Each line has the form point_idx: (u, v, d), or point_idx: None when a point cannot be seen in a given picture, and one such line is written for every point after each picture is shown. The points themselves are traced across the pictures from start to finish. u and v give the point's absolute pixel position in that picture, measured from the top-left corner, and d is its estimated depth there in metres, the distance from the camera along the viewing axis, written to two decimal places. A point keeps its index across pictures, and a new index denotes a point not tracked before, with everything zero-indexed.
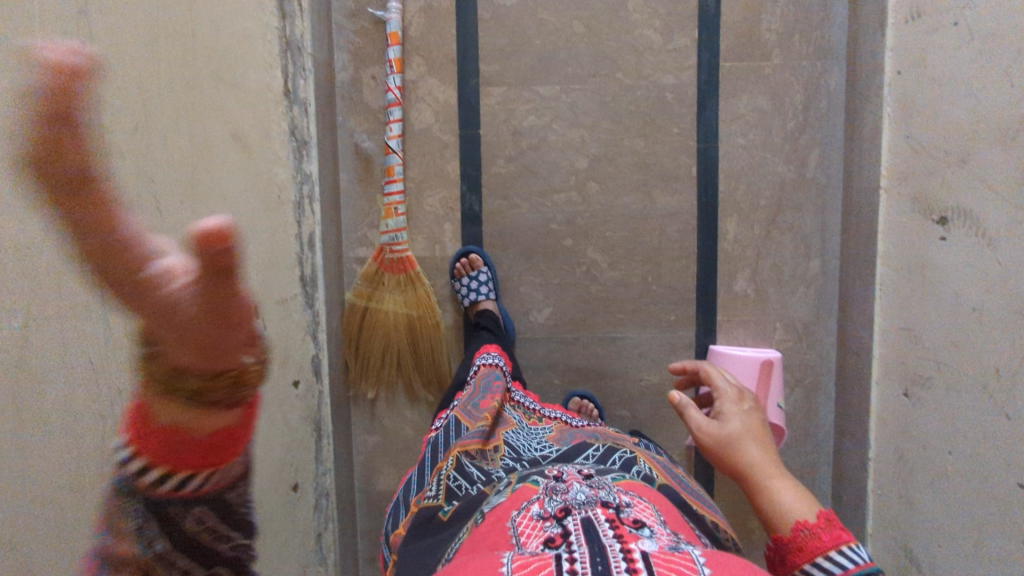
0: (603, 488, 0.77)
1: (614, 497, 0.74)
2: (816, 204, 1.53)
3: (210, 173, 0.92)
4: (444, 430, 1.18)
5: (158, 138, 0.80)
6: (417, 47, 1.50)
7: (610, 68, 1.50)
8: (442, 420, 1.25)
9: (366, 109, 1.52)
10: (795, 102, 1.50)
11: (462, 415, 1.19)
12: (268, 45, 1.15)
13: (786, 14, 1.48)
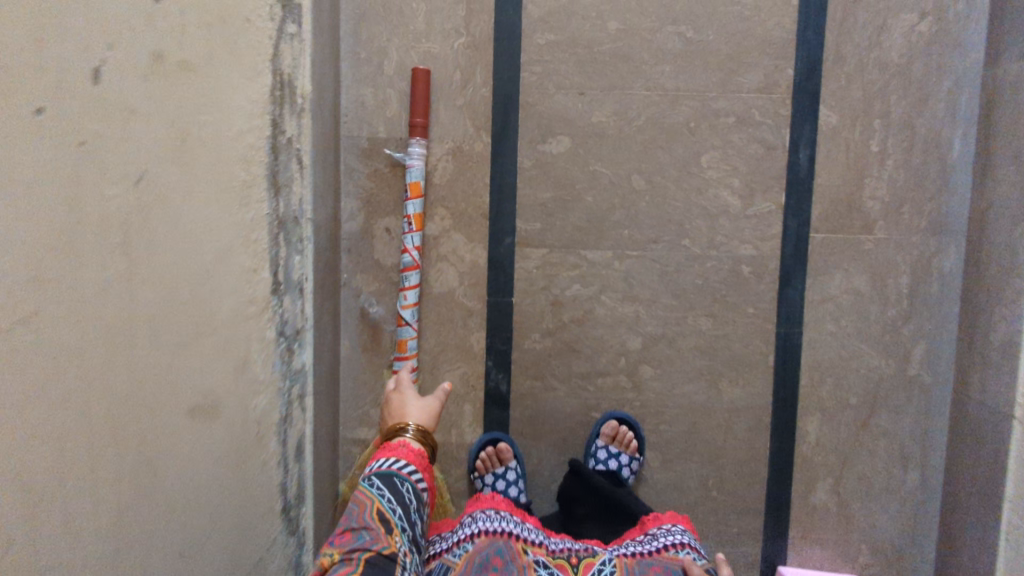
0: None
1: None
2: (918, 407, 1.25)
3: (158, 477, 0.73)
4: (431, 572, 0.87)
5: (33, 463, 0.57)
6: (442, 198, 1.24)
7: (674, 232, 1.23)
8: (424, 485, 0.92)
9: (376, 266, 1.26)
10: (900, 284, 1.23)
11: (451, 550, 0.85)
12: (253, 245, 0.89)
13: (895, 180, 1.20)
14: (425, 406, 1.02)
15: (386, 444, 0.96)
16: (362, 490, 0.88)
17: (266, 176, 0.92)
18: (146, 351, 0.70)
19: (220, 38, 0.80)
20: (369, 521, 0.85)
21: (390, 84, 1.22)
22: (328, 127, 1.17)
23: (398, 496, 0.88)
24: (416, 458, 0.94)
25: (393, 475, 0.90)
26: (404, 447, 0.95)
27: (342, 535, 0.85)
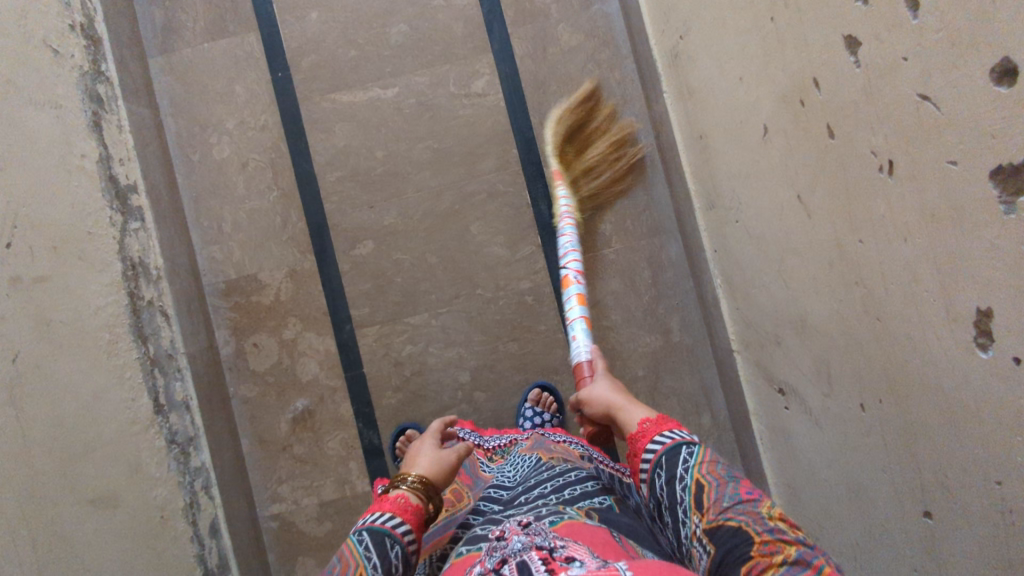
0: (541, 533, 0.69)
1: (550, 542, 0.67)
2: (690, 365, 1.60)
3: (77, 538, 1.05)
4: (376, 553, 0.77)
5: None
6: (291, 310, 1.62)
7: (468, 287, 1.61)
8: (396, 520, 0.82)
9: (254, 374, 1.61)
10: (644, 278, 1.60)
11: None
12: (127, 381, 1.24)
13: (614, 205, 1.61)
14: (610, 390, 1.00)
15: (380, 496, 0.87)
16: (349, 545, 0.79)
17: (130, 331, 1.29)
18: (46, 452, 1.03)
19: (72, 253, 1.18)
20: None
21: (232, 238, 1.62)
22: (188, 283, 1.55)
23: (386, 561, 0.77)
24: (405, 512, 0.84)
25: (385, 533, 0.79)
26: (400, 499, 0.86)
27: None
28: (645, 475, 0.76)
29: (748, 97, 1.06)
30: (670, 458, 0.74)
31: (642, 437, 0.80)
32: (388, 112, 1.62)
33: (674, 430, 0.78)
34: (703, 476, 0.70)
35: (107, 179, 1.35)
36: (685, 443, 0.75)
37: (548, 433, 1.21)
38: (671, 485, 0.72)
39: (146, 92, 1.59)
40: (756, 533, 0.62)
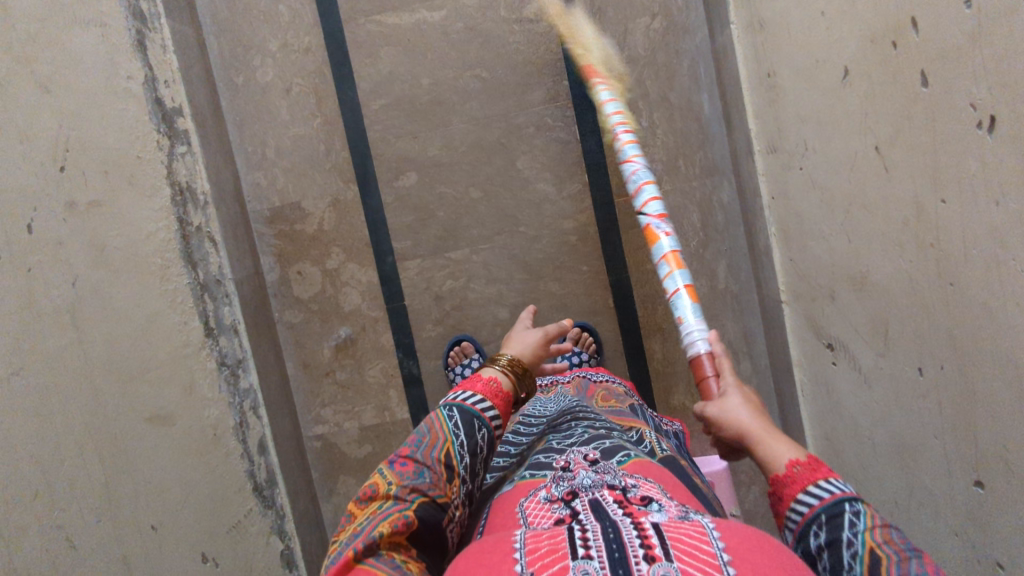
0: (611, 472, 0.75)
1: (622, 481, 0.73)
2: (733, 312, 1.57)
3: (138, 456, 1.09)
4: (461, 431, 0.81)
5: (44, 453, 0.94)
6: (334, 239, 1.62)
7: (512, 224, 1.59)
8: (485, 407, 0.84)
9: (298, 301, 1.64)
10: (693, 222, 1.55)
11: (464, 477, 0.80)
12: (179, 305, 1.27)
13: (667, 143, 1.54)
14: (749, 408, 0.76)
15: (473, 374, 0.90)
16: (439, 418, 0.82)
17: (180, 254, 1.31)
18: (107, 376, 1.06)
19: (121, 178, 1.18)
20: (433, 460, 0.77)
21: (276, 165, 1.61)
22: (233, 209, 1.56)
23: (472, 441, 0.80)
24: (496, 397, 0.86)
25: (474, 415, 0.82)
26: (493, 382, 0.88)
27: (405, 462, 0.77)
28: (793, 528, 0.64)
29: (829, 33, 0.97)
30: (831, 518, 0.60)
31: (789, 486, 0.65)
32: (436, 37, 1.55)
33: (833, 480, 0.63)
34: (878, 548, 0.57)
35: (153, 101, 1.33)
36: (847, 500, 0.61)
37: (588, 377, 1.33)
38: (833, 549, 0.59)
39: (189, 8, 1.54)
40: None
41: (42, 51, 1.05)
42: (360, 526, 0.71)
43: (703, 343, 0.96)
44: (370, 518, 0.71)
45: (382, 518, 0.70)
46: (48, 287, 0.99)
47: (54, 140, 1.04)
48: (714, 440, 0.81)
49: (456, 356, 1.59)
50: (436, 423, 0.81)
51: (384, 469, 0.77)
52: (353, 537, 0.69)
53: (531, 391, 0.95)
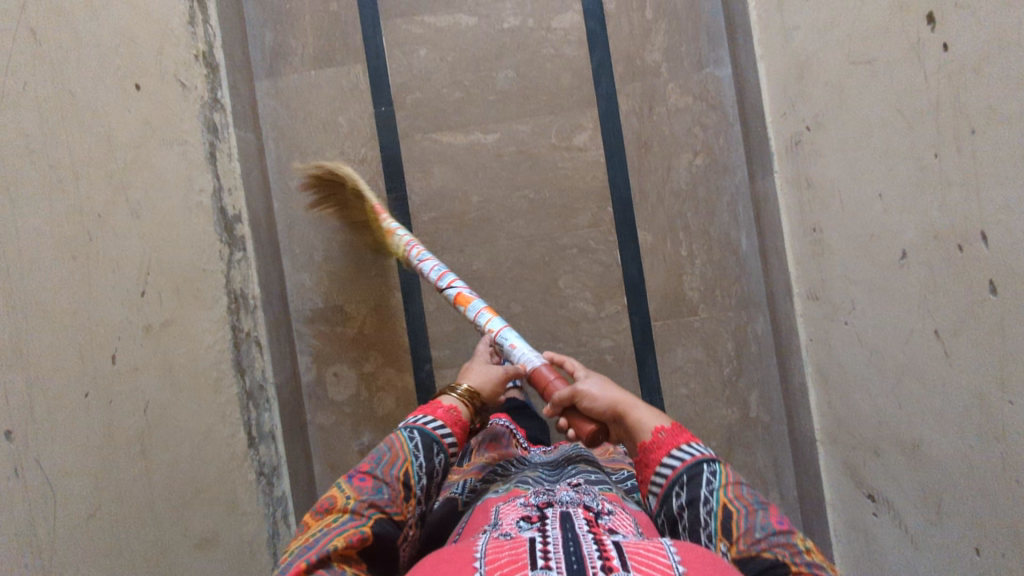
0: (589, 494, 0.84)
1: (600, 503, 0.82)
2: (764, 441, 1.60)
3: None
4: (419, 450, 0.88)
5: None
6: (374, 344, 1.64)
7: (551, 340, 1.62)
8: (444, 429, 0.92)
9: (332, 403, 1.64)
10: (728, 349, 1.60)
11: (417, 495, 0.86)
12: (228, 418, 1.27)
13: (705, 273, 1.60)
14: (604, 386, 0.93)
15: (434, 400, 0.97)
16: (400, 438, 0.88)
17: (232, 364, 1.32)
18: (166, 505, 1.04)
19: (187, 296, 1.19)
20: (391, 478, 0.84)
21: (322, 268, 1.64)
22: (279, 311, 1.58)
23: (430, 464, 0.88)
24: (455, 423, 0.94)
25: (433, 438, 0.89)
26: (452, 411, 0.95)
27: (363, 478, 0.83)
28: (657, 491, 0.81)
29: (889, 216, 1.04)
30: (692, 478, 0.78)
31: (655, 451, 0.83)
32: (488, 158, 1.62)
33: (690, 444, 0.83)
34: (731, 503, 0.76)
35: (218, 211, 1.36)
36: (706, 462, 0.80)
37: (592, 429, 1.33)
38: (693, 507, 0.77)
39: (252, 116, 1.59)
40: (791, 564, 0.70)
41: (134, 178, 1.08)
42: (314, 538, 0.75)
43: (538, 358, 1.09)
44: (325, 531, 0.76)
45: (338, 532, 0.76)
46: (122, 422, 0.96)
47: (138, 268, 1.04)
48: (578, 430, 0.94)
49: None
50: (397, 440, 0.88)
51: (342, 483, 0.83)
52: (306, 549, 0.74)
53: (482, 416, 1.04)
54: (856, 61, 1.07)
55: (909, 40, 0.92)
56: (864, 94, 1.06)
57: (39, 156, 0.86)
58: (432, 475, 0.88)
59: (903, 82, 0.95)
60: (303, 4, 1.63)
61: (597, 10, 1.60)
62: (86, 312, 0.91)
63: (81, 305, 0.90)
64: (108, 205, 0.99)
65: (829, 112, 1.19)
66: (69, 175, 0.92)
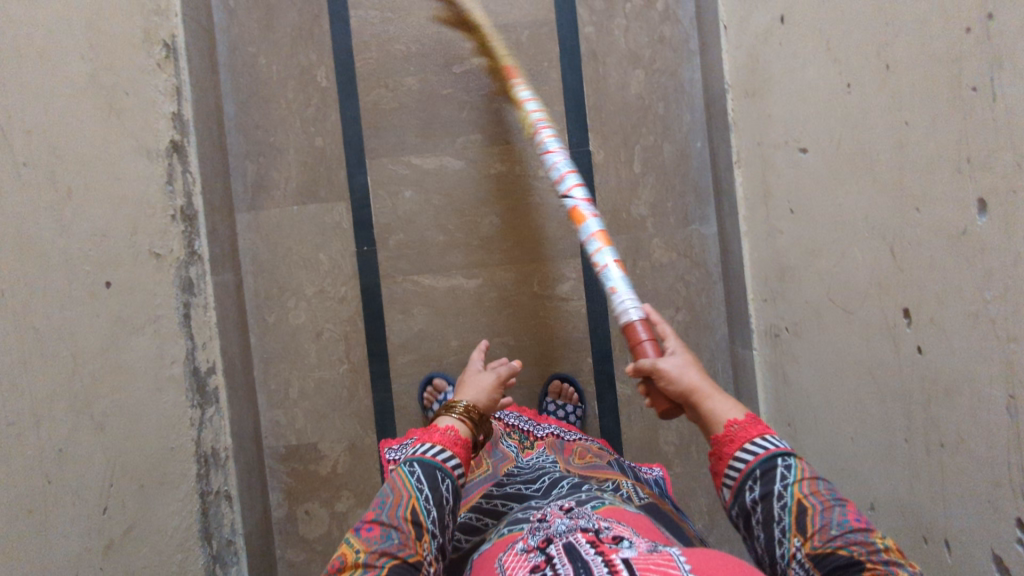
0: (584, 518, 0.83)
1: (596, 523, 0.81)
2: None
3: None
4: (423, 484, 0.85)
5: None
6: (346, 482, 1.62)
7: None
8: (446, 454, 0.89)
9: (303, 540, 1.62)
10: (700, 505, 1.59)
11: (431, 531, 0.83)
12: None
13: (682, 428, 1.59)
14: (683, 363, 0.87)
15: (431, 424, 0.93)
16: (401, 476, 0.86)
17: (199, 534, 1.31)
18: None
19: (152, 486, 1.18)
20: (400, 520, 0.82)
21: (297, 404, 1.62)
22: (251, 452, 1.56)
23: (437, 494, 0.85)
24: (455, 445, 0.91)
25: (437, 466, 0.87)
26: (451, 433, 0.92)
27: (371, 527, 0.81)
28: (730, 483, 0.77)
29: (861, 467, 1.03)
30: (765, 472, 0.75)
31: (729, 444, 0.79)
32: (469, 302, 1.60)
33: (766, 437, 0.78)
34: (806, 498, 0.72)
35: (191, 374, 1.34)
36: (781, 455, 0.76)
37: (563, 435, 1.38)
38: (767, 501, 0.74)
39: (230, 253, 1.57)
40: (867, 560, 0.66)
41: (103, 387, 1.07)
42: None
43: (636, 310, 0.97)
44: None
45: None
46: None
47: (99, 485, 1.04)
48: (654, 403, 0.90)
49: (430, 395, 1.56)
50: (395, 483, 0.86)
51: (352, 538, 0.81)
52: None
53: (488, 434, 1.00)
54: (835, 301, 1.06)
55: (885, 317, 0.91)
56: (841, 336, 1.05)
57: None
58: (442, 511, 0.85)
59: (878, 352, 0.94)
60: (288, 137, 1.60)
61: (585, 160, 1.58)
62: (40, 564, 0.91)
63: (38, 557, 0.91)
64: (71, 434, 0.99)
65: (806, 327, 1.17)
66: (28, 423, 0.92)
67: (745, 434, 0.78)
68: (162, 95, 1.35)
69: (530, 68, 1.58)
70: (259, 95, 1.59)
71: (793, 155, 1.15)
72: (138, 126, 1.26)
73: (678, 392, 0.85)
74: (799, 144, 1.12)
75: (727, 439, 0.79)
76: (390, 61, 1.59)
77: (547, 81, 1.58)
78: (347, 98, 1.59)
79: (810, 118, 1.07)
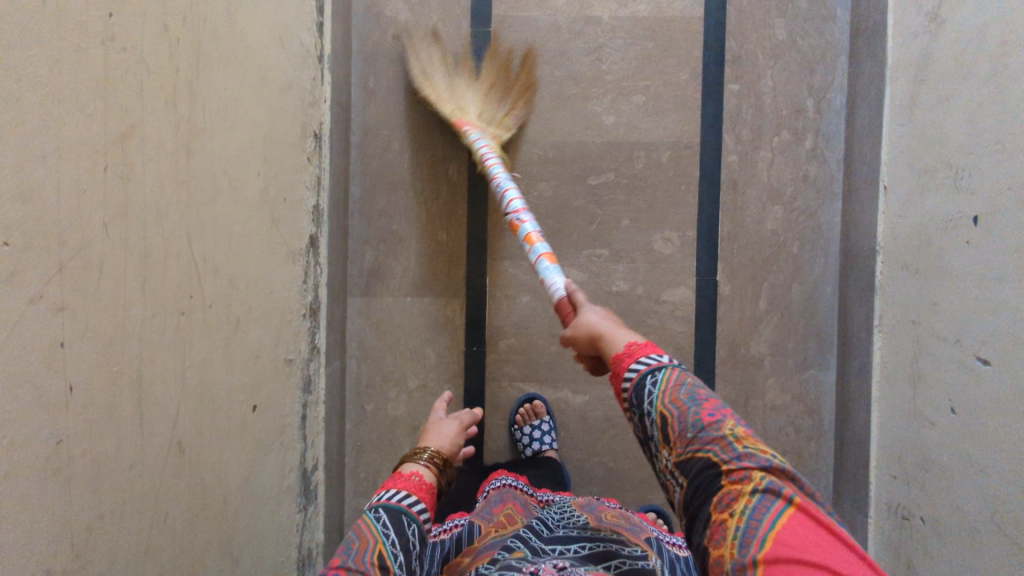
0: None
1: None
2: None
3: None
4: (387, 529, 0.78)
5: None
6: None
7: None
8: (408, 497, 0.83)
9: None
10: None
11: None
12: None
13: None
14: (602, 316, 0.83)
15: (394, 472, 0.88)
16: (366, 523, 0.79)
17: None
18: None
19: None
20: (367, 565, 0.73)
21: None
22: (334, 545, 1.53)
23: (404, 538, 0.78)
24: (420, 490, 0.86)
25: (402, 511, 0.80)
26: (415, 478, 0.87)
27: (336, 574, 0.72)
28: (626, 409, 0.70)
29: None
30: (639, 388, 0.68)
31: (624, 360, 0.72)
32: (572, 416, 1.57)
33: (649, 354, 0.71)
34: (667, 406, 0.65)
35: (300, 477, 1.31)
36: (652, 371, 0.68)
37: (601, 502, 1.24)
38: (643, 418, 0.67)
39: (340, 339, 1.54)
40: (721, 460, 0.60)
41: (239, 519, 1.03)
42: None
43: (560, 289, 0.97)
44: None
45: None
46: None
47: None
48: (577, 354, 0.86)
49: (526, 415, 1.53)
50: (357, 525, 0.78)
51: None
52: None
53: (451, 480, 0.96)
54: (1001, 526, 1.03)
55: None
56: (1003, 565, 1.02)
57: None
58: (409, 558, 0.77)
59: None
60: (411, 227, 1.57)
61: (710, 290, 1.55)
62: None
63: None
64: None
65: (952, 532, 1.14)
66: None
67: (633, 357, 0.71)
68: (307, 190, 1.32)
69: (668, 189, 1.55)
70: (387, 181, 1.56)
71: (966, 358, 1.12)
72: (288, 230, 1.23)
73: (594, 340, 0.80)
74: (978, 352, 1.09)
75: (619, 363, 0.72)
76: (525, 164, 1.56)
77: (682, 206, 1.55)
78: (476, 195, 1.57)
79: (1000, 333, 1.04)
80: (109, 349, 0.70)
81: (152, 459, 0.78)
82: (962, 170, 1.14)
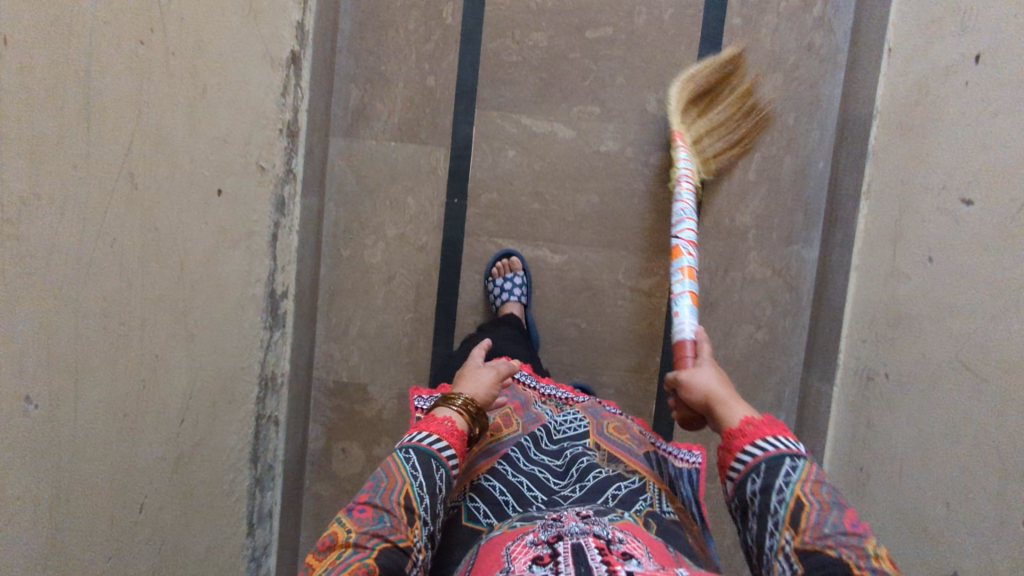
0: (599, 523, 0.75)
1: (608, 532, 0.73)
2: None
3: None
4: (415, 472, 0.80)
5: None
6: (387, 431, 1.61)
7: None
8: (442, 444, 0.84)
9: (334, 477, 1.61)
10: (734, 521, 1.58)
11: (422, 520, 0.77)
12: (232, 514, 1.26)
13: None
14: (714, 376, 0.88)
15: (429, 414, 0.88)
16: (395, 461, 0.82)
17: (249, 453, 1.29)
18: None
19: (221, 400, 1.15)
20: (393, 504, 0.77)
21: (355, 342, 1.58)
22: (301, 382, 1.53)
23: (430, 482, 0.80)
24: (452, 435, 0.86)
25: (431, 455, 0.82)
26: (447, 422, 0.87)
27: (363, 509, 0.77)
28: (735, 474, 0.75)
29: (950, 532, 1.02)
30: (770, 467, 0.72)
31: (739, 437, 0.76)
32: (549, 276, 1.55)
33: (777, 439, 0.74)
34: (805, 496, 0.70)
35: (268, 295, 1.30)
36: (788, 456, 0.73)
37: (604, 404, 1.20)
38: (766, 494, 0.71)
39: (319, 177, 1.51)
40: (856, 565, 0.65)
41: (198, 297, 1.03)
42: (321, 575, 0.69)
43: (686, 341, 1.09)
44: (332, 566, 0.70)
45: (344, 565, 0.69)
46: (136, 567, 0.95)
47: (181, 397, 1.00)
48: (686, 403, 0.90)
49: (501, 269, 1.53)
50: (387, 465, 0.81)
51: (342, 517, 0.76)
52: None
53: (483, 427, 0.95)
54: (965, 362, 1.02)
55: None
56: (963, 401, 1.02)
57: (113, 321, 0.82)
58: (436, 503, 0.80)
59: (1011, 427, 0.92)
60: (400, 69, 1.52)
61: None
62: (125, 469, 0.89)
63: (123, 467, 0.88)
64: (167, 342, 0.95)
65: (914, 381, 1.14)
66: (136, 325, 0.87)
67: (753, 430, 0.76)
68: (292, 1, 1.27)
69: (667, 49, 1.50)
70: (379, 18, 1.51)
71: (950, 203, 1.09)
72: (267, 31, 1.18)
73: (696, 394, 0.86)
74: (963, 193, 1.07)
75: (738, 433, 0.76)
76: (522, 12, 1.51)
77: (680, 67, 1.50)
78: (469, 41, 1.52)
79: (987, 170, 1.02)
80: (44, 26, 0.68)
81: (99, 173, 0.77)
82: (970, 10, 1.10)
